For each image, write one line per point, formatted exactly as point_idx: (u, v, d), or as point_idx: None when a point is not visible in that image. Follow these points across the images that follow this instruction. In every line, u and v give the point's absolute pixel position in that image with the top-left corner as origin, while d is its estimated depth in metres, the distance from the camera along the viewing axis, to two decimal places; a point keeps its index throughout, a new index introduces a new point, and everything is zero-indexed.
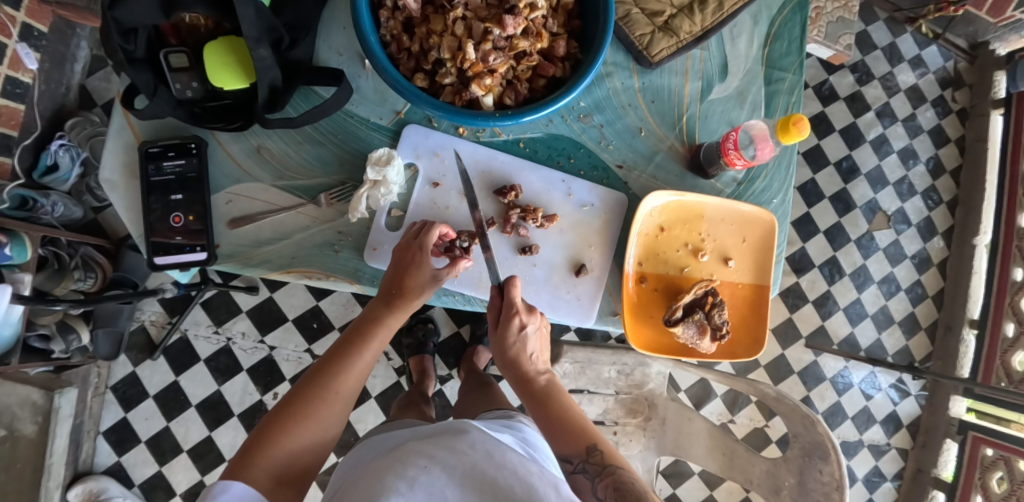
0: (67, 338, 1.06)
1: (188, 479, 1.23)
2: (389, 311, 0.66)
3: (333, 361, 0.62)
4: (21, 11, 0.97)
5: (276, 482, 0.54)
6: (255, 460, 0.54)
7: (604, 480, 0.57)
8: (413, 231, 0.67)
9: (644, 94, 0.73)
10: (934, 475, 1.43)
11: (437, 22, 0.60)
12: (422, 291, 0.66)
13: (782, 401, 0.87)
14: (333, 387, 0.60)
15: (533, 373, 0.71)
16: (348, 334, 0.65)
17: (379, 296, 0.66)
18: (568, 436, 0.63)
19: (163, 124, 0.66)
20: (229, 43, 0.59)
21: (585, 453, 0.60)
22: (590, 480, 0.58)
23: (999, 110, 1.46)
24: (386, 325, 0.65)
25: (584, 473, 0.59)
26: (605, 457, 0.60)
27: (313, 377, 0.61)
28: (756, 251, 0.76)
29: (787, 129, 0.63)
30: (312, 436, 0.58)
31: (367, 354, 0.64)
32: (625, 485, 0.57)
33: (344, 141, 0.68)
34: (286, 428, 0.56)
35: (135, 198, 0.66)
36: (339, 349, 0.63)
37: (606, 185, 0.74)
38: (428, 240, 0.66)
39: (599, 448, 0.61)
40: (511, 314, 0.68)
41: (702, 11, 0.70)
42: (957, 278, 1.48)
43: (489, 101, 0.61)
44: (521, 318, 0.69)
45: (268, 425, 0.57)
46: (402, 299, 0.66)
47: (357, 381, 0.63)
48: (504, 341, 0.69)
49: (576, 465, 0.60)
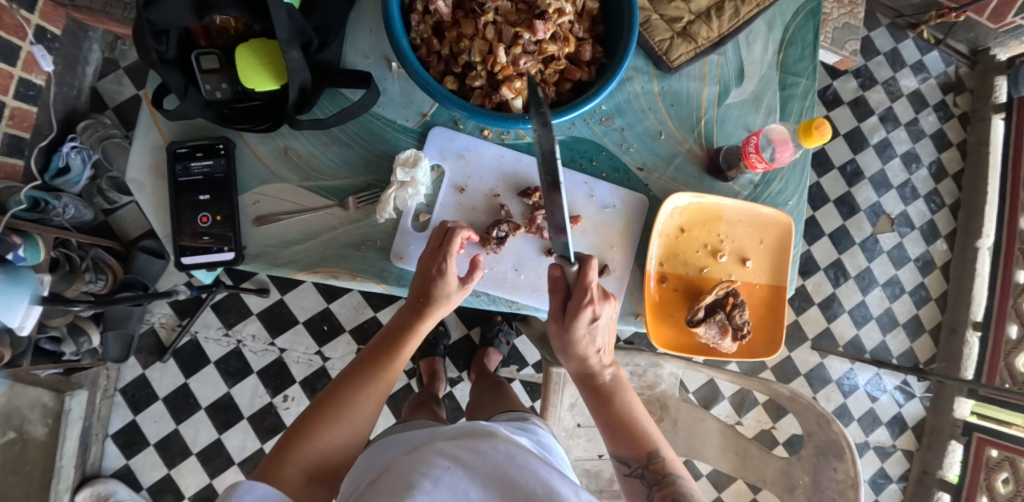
0: (78, 340, 1.07)
1: (197, 482, 1.23)
2: (419, 319, 0.66)
3: (364, 366, 0.63)
4: (35, 13, 0.96)
5: (310, 480, 0.56)
6: (285, 461, 0.55)
7: (661, 491, 0.63)
8: (437, 239, 0.66)
9: (664, 98, 0.75)
10: (940, 476, 1.44)
11: (467, 26, 0.61)
12: (449, 298, 0.66)
13: (796, 400, 0.88)
14: (364, 390, 0.61)
15: (598, 368, 0.69)
16: (381, 339, 0.66)
17: (410, 304, 0.66)
18: (630, 440, 0.66)
19: (191, 126, 0.67)
20: (260, 46, 0.60)
21: (645, 460, 0.65)
22: (647, 486, 0.64)
23: (999, 114, 1.48)
24: (415, 332, 0.66)
25: (642, 479, 0.65)
26: (665, 467, 0.64)
27: (343, 382, 0.61)
28: (773, 253, 0.77)
29: (809, 133, 0.64)
30: (345, 436, 0.59)
31: (398, 360, 0.65)
32: (682, 496, 0.62)
33: (371, 142, 0.69)
34: (318, 428, 0.57)
35: (162, 198, 0.66)
36: (371, 354, 0.64)
37: (627, 186, 0.75)
38: (452, 245, 0.64)
39: (659, 457, 0.65)
40: (583, 301, 0.64)
41: (719, 17, 0.72)
42: (960, 280, 1.50)
43: (518, 104, 0.62)
44: (593, 308, 0.64)
45: (300, 426, 0.58)
46: (429, 307, 0.65)
47: (386, 387, 0.63)
48: (570, 331, 0.65)
49: (633, 469, 0.66)
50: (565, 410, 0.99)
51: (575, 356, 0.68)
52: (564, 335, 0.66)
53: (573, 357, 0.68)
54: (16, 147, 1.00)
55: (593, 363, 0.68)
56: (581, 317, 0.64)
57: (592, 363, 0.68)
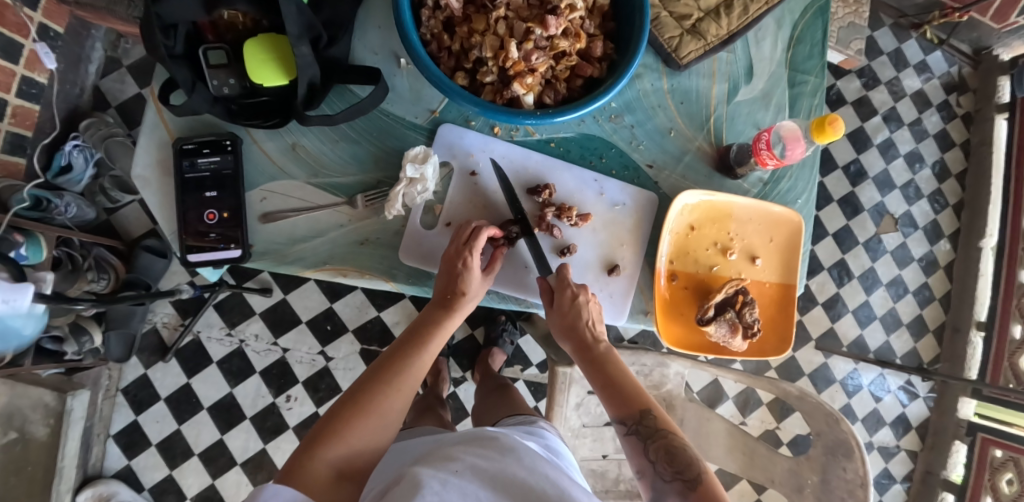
0: (80, 340, 1.07)
1: (199, 483, 1.22)
2: (446, 315, 0.66)
3: (391, 363, 0.62)
4: (39, 11, 0.95)
5: (339, 475, 0.54)
6: (314, 454, 0.54)
7: (655, 443, 0.62)
8: (463, 237, 0.67)
9: (673, 95, 0.74)
10: (943, 477, 1.44)
11: (479, 22, 0.60)
12: (475, 294, 0.67)
13: (804, 400, 0.88)
14: (395, 384, 0.60)
15: (593, 337, 0.70)
16: (406, 335, 0.66)
17: (435, 300, 0.67)
18: (624, 398, 0.65)
19: (198, 122, 0.66)
20: (270, 40, 0.60)
21: (639, 416, 0.64)
22: (642, 440, 0.63)
23: (1003, 114, 1.48)
24: (442, 329, 0.66)
25: (637, 435, 0.63)
26: (658, 422, 0.63)
27: (371, 377, 0.61)
28: (783, 251, 0.77)
29: (822, 129, 0.64)
30: (375, 431, 0.58)
31: (426, 356, 0.64)
32: (675, 449, 0.61)
33: (380, 139, 0.68)
34: (348, 423, 0.56)
35: (169, 195, 0.66)
36: (398, 350, 0.64)
37: (637, 184, 0.75)
38: (477, 242, 0.65)
39: (652, 412, 0.64)
40: (564, 288, 0.69)
41: (728, 15, 0.72)
42: (964, 280, 1.50)
43: (529, 100, 0.62)
44: (575, 290, 0.69)
45: (329, 421, 0.57)
46: (456, 302, 0.66)
47: (416, 381, 0.62)
48: (569, 316, 0.68)
49: (629, 427, 0.64)
50: (571, 410, 0.99)
51: (569, 329, 0.69)
52: (557, 320, 0.69)
53: (566, 332, 0.69)
54: (18, 145, 1.00)
55: (585, 331, 0.69)
56: (567, 301, 0.68)
57: (586, 333, 0.69)
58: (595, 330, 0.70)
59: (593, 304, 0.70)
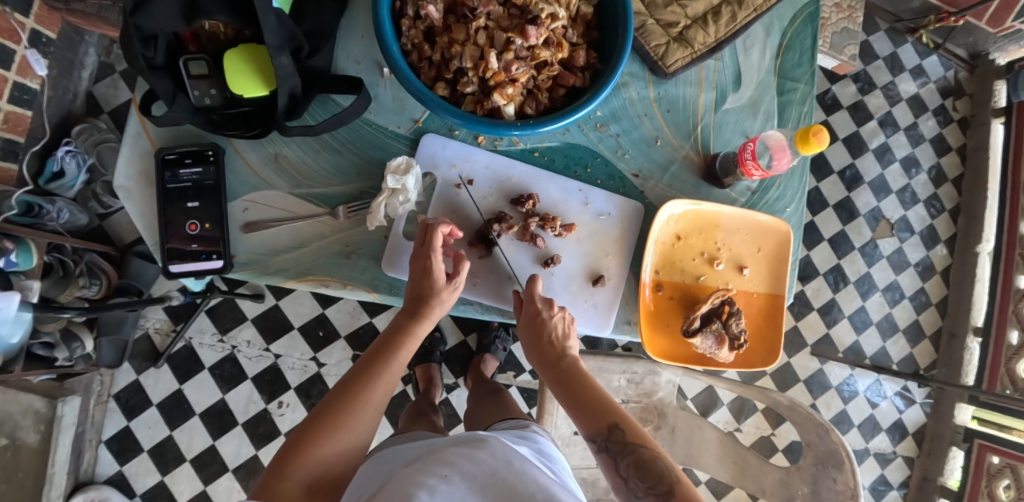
0: (72, 346, 1.07)
1: (192, 489, 1.22)
2: (415, 322, 0.65)
3: (364, 372, 0.62)
4: (31, 17, 0.95)
5: (310, 491, 0.55)
6: (286, 471, 0.55)
7: (626, 460, 0.61)
8: (419, 238, 0.65)
9: (660, 103, 0.74)
10: (940, 483, 1.42)
11: (459, 32, 0.60)
12: (443, 299, 0.65)
13: (794, 409, 0.86)
14: (365, 397, 0.60)
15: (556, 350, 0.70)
16: (378, 345, 0.65)
17: (405, 307, 0.66)
18: (591, 415, 0.65)
19: (182, 132, 0.66)
20: (249, 51, 0.60)
21: (607, 431, 0.63)
22: (612, 457, 0.62)
23: (999, 118, 1.47)
24: (413, 335, 0.66)
25: (608, 451, 0.62)
26: (627, 435, 0.62)
27: (342, 390, 0.61)
28: (771, 260, 0.76)
29: (806, 140, 0.64)
30: (344, 447, 0.59)
31: (398, 364, 0.64)
32: (647, 464, 0.60)
33: (363, 149, 0.68)
34: (318, 439, 0.57)
35: (151, 205, 0.65)
36: (370, 360, 0.64)
37: (622, 194, 0.74)
38: (435, 241, 0.64)
39: (621, 426, 0.63)
40: (530, 304, 0.68)
41: (716, 22, 0.71)
42: (960, 285, 1.49)
43: (510, 111, 0.62)
44: (543, 311, 0.68)
45: (300, 436, 0.57)
46: (423, 309, 0.65)
47: (386, 392, 0.63)
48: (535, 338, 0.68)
49: (599, 444, 0.63)
50: (562, 417, 0.98)
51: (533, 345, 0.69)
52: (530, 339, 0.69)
53: (531, 349, 0.70)
54: (10, 151, 0.99)
55: (547, 344, 0.69)
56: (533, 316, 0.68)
57: (548, 346, 0.69)
58: (561, 344, 0.70)
59: (560, 318, 0.70)
